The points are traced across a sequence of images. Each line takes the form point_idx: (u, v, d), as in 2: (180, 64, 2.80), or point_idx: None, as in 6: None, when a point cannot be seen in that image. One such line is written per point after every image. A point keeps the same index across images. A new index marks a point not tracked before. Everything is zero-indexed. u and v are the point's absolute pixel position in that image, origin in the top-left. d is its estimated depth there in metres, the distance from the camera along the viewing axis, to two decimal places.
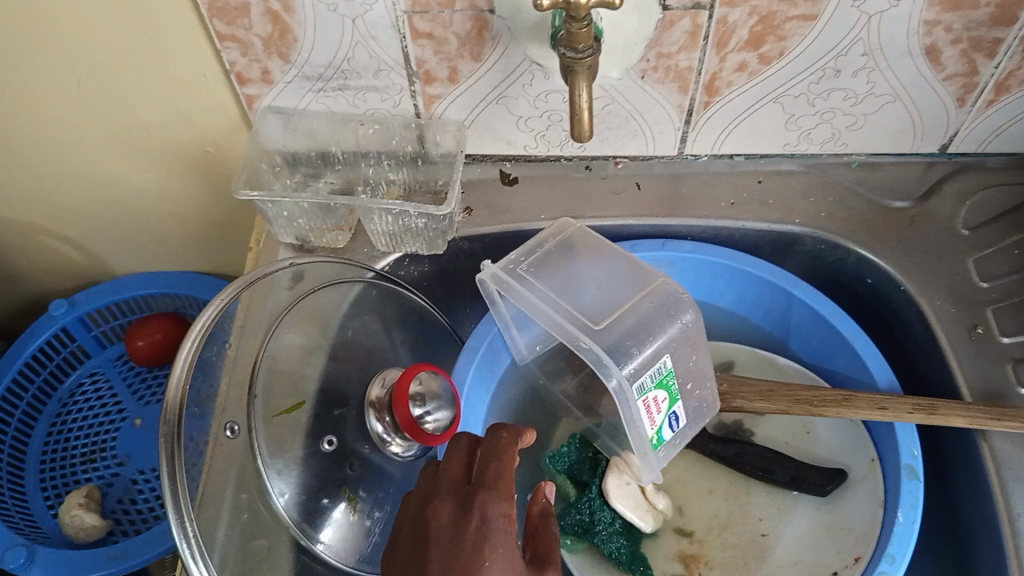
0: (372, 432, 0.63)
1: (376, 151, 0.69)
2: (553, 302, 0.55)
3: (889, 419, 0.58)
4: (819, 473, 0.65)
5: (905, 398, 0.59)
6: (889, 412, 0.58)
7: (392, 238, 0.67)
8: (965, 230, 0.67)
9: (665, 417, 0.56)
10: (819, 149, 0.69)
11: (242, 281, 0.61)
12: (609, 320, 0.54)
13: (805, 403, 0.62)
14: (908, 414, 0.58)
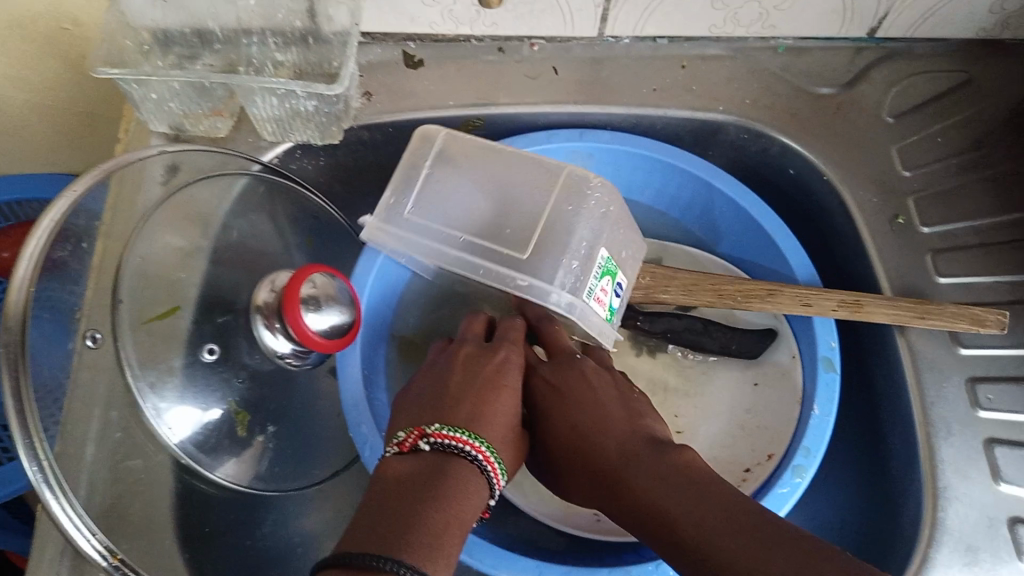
0: (261, 340, 0.57)
1: (260, 27, 0.61)
2: (464, 250, 0.52)
3: (813, 315, 0.56)
4: (749, 336, 0.62)
5: (831, 292, 0.56)
6: (814, 308, 0.56)
7: (279, 124, 0.60)
8: (890, 117, 0.64)
9: (613, 290, 0.54)
10: (746, 32, 0.64)
11: (103, 169, 0.53)
12: (530, 241, 0.52)
13: (729, 298, 0.58)
14: (832, 311, 0.56)
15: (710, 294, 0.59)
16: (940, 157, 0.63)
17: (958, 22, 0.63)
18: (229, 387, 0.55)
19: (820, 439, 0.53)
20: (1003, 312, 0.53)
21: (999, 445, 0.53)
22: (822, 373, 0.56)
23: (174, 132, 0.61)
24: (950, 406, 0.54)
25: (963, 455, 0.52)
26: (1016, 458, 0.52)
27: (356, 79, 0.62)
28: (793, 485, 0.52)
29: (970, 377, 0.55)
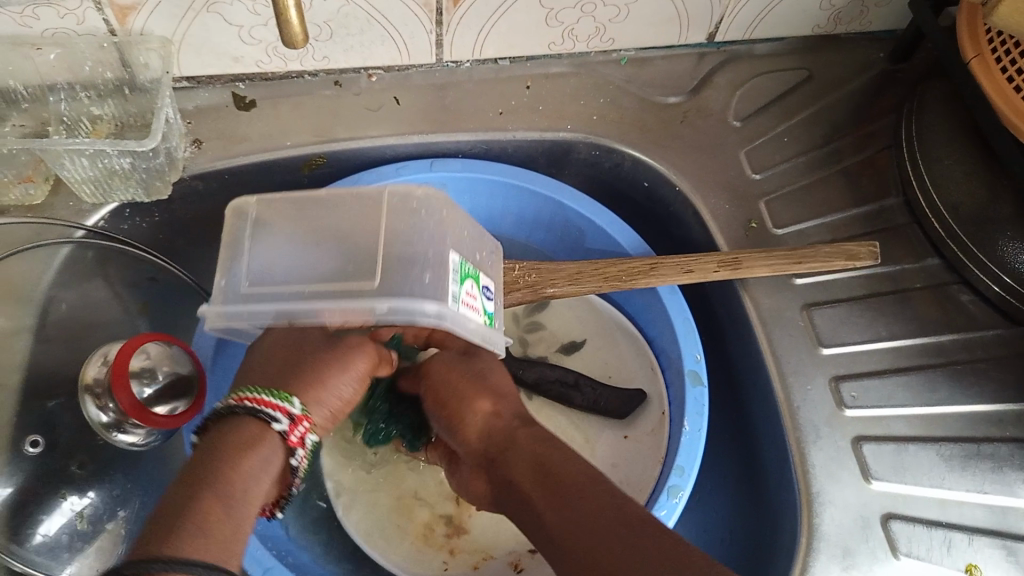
0: (94, 422, 0.53)
1: (67, 81, 0.57)
2: (309, 302, 0.44)
3: (697, 281, 0.56)
4: (616, 396, 0.61)
5: (708, 255, 0.56)
6: (696, 273, 0.56)
7: (97, 185, 0.56)
8: (736, 121, 0.66)
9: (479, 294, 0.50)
10: (586, 47, 0.64)
11: None
12: (378, 263, 0.46)
13: (614, 279, 0.57)
14: (715, 272, 0.56)
15: (598, 280, 0.57)
16: (788, 155, 0.65)
17: (791, 21, 0.65)
18: (64, 478, 0.52)
19: (692, 455, 0.54)
20: (872, 245, 0.57)
21: (867, 443, 0.54)
22: (690, 388, 0.55)
23: None
24: (815, 407, 0.55)
25: (834, 456, 0.53)
26: (883, 453, 0.54)
27: (181, 126, 0.59)
28: (670, 508, 0.52)
29: (834, 377, 0.56)
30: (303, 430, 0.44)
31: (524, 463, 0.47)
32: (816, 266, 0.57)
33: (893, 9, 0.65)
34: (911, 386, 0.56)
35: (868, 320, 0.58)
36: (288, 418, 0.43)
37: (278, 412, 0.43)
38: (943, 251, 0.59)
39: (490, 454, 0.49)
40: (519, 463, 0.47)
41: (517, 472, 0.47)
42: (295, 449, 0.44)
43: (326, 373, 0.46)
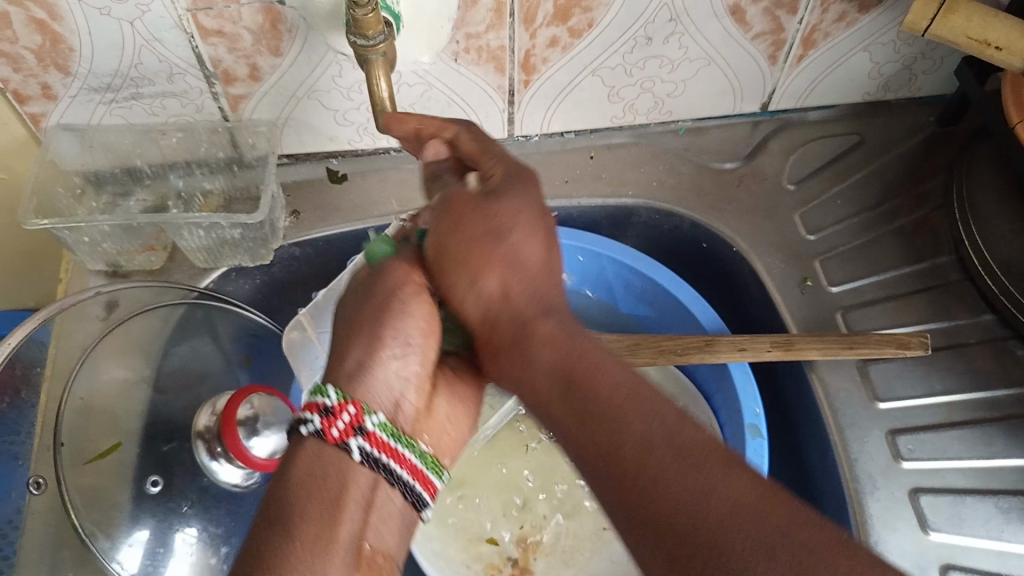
0: (202, 464, 0.59)
1: (185, 160, 0.65)
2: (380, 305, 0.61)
3: (749, 359, 0.58)
4: None
5: (761, 335, 0.58)
6: (749, 352, 0.58)
7: (209, 253, 0.63)
8: (791, 185, 0.70)
9: None
10: (646, 120, 0.69)
11: (52, 310, 0.55)
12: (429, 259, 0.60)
13: (670, 353, 0.59)
14: (767, 352, 0.58)
15: (655, 352, 0.59)
16: (842, 218, 0.68)
17: (841, 91, 0.69)
18: (177, 517, 0.56)
19: None
20: (923, 337, 0.57)
21: (923, 494, 0.56)
22: (749, 439, 0.58)
23: (111, 269, 0.64)
24: (870, 459, 0.57)
25: (890, 506, 0.55)
26: (940, 504, 0.55)
27: (281, 198, 0.66)
28: None
29: (890, 430, 0.58)
30: (348, 419, 0.43)
31: (518, 272, 0.43)
32: (867, 356, 0.57)
33: (940, 76, 0.68)
34: (967, 439, 0.57)
35: (922, 376, 0.60)
36: (321, 411, 0.43)
37: (307, 410, 0.43)
38: (997, 307, 0.61)
39: (470, 258, 0.44)
40: (514, 310, 0.42)
41: (548, 260, 0.45)
42: (343, 440, 0.42)
43: (458, 205, 0.45)
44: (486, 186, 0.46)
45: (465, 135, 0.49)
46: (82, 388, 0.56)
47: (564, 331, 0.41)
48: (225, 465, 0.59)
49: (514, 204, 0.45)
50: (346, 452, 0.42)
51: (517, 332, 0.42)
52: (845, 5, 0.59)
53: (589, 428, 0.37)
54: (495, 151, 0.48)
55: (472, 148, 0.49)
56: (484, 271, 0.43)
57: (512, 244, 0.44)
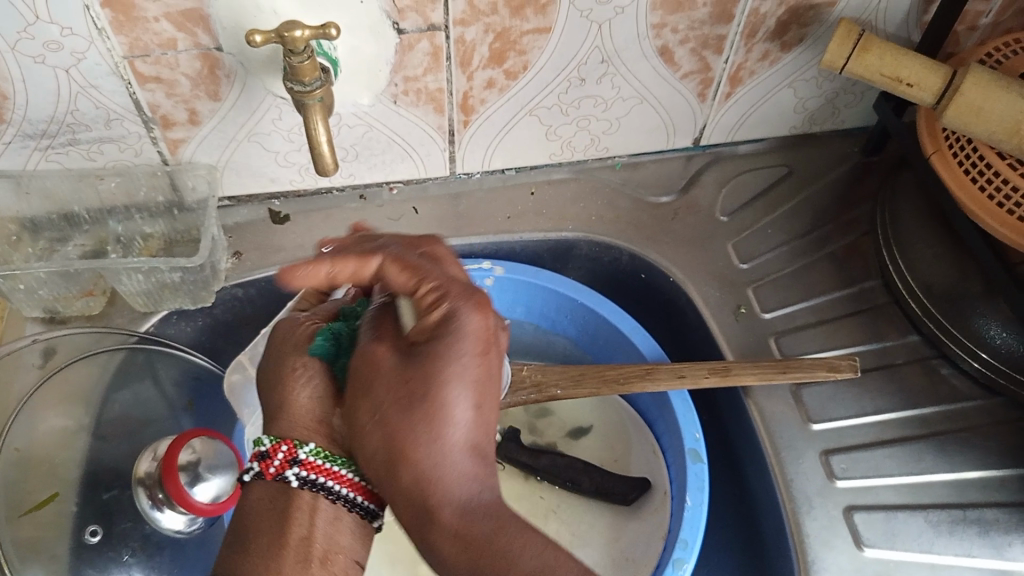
0: (143, 512, 0.59)
1: (124, 205, 0.65)
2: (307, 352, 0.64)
3: (688, 386, 0.60)
4: (622, 481, 0.65)
5: (700, 362, 0.60)
6: (688, 379, 0.60)
7: (149, 297, 0.63)
8: (724, 216, 0.72)
9: None
10: (584, 156, 0.71)
11: None
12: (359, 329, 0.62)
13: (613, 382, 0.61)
14: (705, 379, 0.59)
15: (597, 382, 0.61)
16: (773, 246, 0.70)
17: (768, 125, 0.72)
18: (118, 566, 0.56)
19: (696, 529, 0.57)
20: (851, 359, 0.60)
21: (858, 511, 0.58)
22: (691, 465, 0.60)
23: (49, 315, 0.63)
24: (807, 480, 0.59)
25: (827, 525, 0.57)
26: (875, 521, 0.57)
27: (223, 242, 0.66)
28: None
29: (824, 451, 0.60)
30: (284, 454, 0.46)
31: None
32: (797, 379, 0.60)
33: (860, 110, 0.72)
34: (896, 457, 0.60)
35: (855, 397, 0.62)
36: (260, 457, 0.46)
37: (250, 458, 0.46)
38: (921, 329, 0.63)
39: (388, 403, 0.41)
40: (426, 468, 0.40)
41: (478, 437, 0.41)
42: (280, 474, 0.45)
43: (387, 361, 0.42)
44: (418, 331, 0.42)
45: (394, 262, 0.45)
46: (20, 439, 0.55)
47: (464, 491, 0.40)
48: (167, 512, 0.59)
49: (432, 367, 0.40)
50: (286, 482, 0.45)
51: (425, 505, 0.40)
52: (767, 45, 0.63)
53: (467, 567, 0.39)
54: (435, 251, 0.46)
55: (399, 276, 0.44)
56: (404, 443, 0.40)
57: (435, 416, 0.40)
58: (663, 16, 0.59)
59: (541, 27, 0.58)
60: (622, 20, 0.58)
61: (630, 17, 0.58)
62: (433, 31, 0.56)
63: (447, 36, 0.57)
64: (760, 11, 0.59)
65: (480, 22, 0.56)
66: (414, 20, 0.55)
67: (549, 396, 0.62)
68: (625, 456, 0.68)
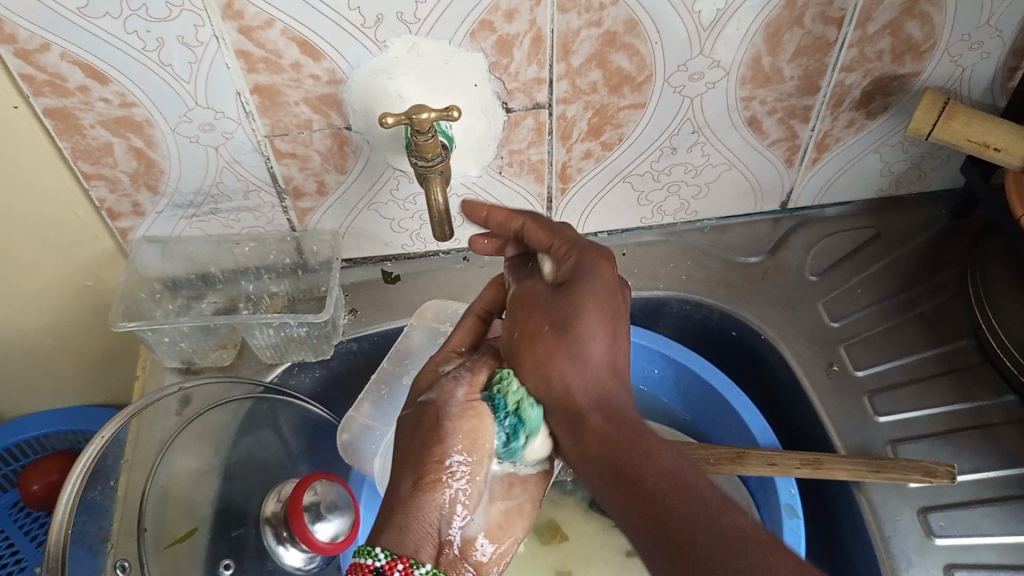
0: (270, 547, 0.63)
1: (255, 266, 0.72)
2: None
3: (779, 474, 0.61)
4: (717, 537, 0.67)
5: (792, 452, 0.61)
6: (779, 467, 0.61)
7: (277, 350, 0.69)
8: (812, 277, 0.74)
9: None
10: (673, 220, 0.75)
11: (126, 413, 0.60)
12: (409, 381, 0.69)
13: (703, 462, 0.62)
14: (796, 469, 0.60)
15: (687, 459, 0.63)
16: (862, 306, 0.72)
17: (855, 188, 0.74)
18: None
19: None
20: (950, 466, 0.59)
21: (958, 570, 0.58)
22: (787, 520, 0.61)
23: (185, 365, 0.70)
24: (905, 537, 0.59)
25: None
26: None
27: (343, 300, 0.72)
28: None
29: (921, 508, 0.60)
30: (400, 571, 0.43)
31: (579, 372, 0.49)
32: (893, 480, 0.59)
33: (947, 173, 0.74)
34: (997, 516, 0.60)
35: (950, 454, 0.63)
36: (375, 570, 0.43)
37: (357, 569, 0.43)
38: (1017, 389, 0.64)
39: (569, 372, 0.49)
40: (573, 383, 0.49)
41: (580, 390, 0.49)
42: None
43: (592, 341, 0.49)
44: (560, 276, 0.53)
45: (536, 228, 0.56)
46: (163, 477, 0.61)
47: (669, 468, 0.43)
48: (291, 549, 0.63)
49: (584, 300, 0.50)
50: None
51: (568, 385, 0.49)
52: (852, 114, 0.66)
53: (623, 485, 0.44)
54: (560, 232, 0.55)
55: (541, 238, 0.55)
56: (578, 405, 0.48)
57: (579, 342, 0.49)
58: (752, 90, 0.63)
59: (637, 103, 0.62)
60: (712, 95, 0.62)
61: (721, 92, 0.62)
62: (538, 109, 0.62)
63: (550, 114, 0.62)
64: (845, 83, 0.63)
65: (581, 101, 0.61)
66: (522, 99, 0.61)
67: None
68: (719, 511, 0.70)
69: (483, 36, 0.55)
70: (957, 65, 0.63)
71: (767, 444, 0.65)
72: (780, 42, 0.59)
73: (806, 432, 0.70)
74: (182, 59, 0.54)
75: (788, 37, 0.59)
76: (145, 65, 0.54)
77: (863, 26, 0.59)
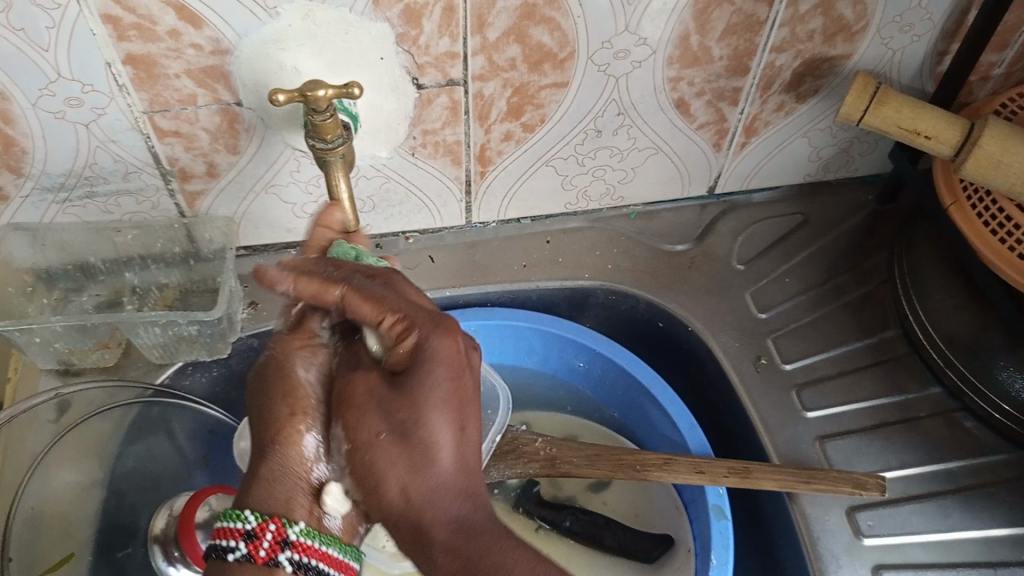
0: (155, 566, 0.59)
1: (140, 256, 0.65)
2: None
3: (707, 483, 0.58)
4: (646, 539, 0.64)
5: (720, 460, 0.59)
6: (707, 476, 0.58)
7: (165, 350, 0.63)
8: (741, 265, 0.72)
9: None
10: (598, 205, 0.71)
11: None
12: None
13: (629, 467, 0.60)
14: (724, 478, 0.58)
15: (612, 465, 0.61)
16: (790, 296, 0.70)
17: (784, 174, 0.72)
18: None
19: None
20: (880, 478, 0.57)
21: (886, 570, 0.57)
22: (714, 521, 0.59)
23: (63, 368, 0.62)
24: (833, 537, 0.58)
25: None
26: None
27: (240, 293, 0.66)
28: None
29: (849, 507, 0.59)
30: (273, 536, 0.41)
31: (428, 480, 0.40)
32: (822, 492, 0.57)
33: (874, 157, 0.72)
34: (924, 511, 0.59)
35: (878, 450, 0.62)
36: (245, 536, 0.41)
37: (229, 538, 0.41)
38: (942, 381, 0.63)
39: (381, 435, 0.40)
40: (413, 491, 0.40)
41: (466, 455, 0.41)
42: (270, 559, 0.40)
43: (373, 392, 0.42)
44: (388, 351, 0.43)
45: (352, 292, 0.43)
46: (33, 496, 0.55)
47: (450, 507, 0.40)
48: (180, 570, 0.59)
49: (422, 398, 0.40)
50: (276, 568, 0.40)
51: (382, 459, 0.40)
52: (782, 96, 0.63)
53: None
54: (400, 286, 0.45)
55: (364, 309, 0.42)
56: (389, 471, 0.40)
57: (421, 442, 0.40)
58: (680, 69, 0.59)
59: (559, 81, 0.58)
60: (639, 74, 0.59)
61: (647, 71, 0.58)
62: (452, 86, 0.56)
63: (465, 91, 0.57)
64: (776, 64, 0.60)
65: (498, 78, 0.57)
66: (434, 75, 0.55)
67: (562, 471, 0.63)
68: (646, 511, 0.68)
69: (388, 4, 0.50)
70: (888, 48, 0.61)
71: (697, 443, 0.62)
72: (709, 19, 0.55)
73: (734, 426, 0.68)
74: (38, 23, 0.47)
75: (717, 14, 0.55)
76: None
77: (794, 4, 0.55)
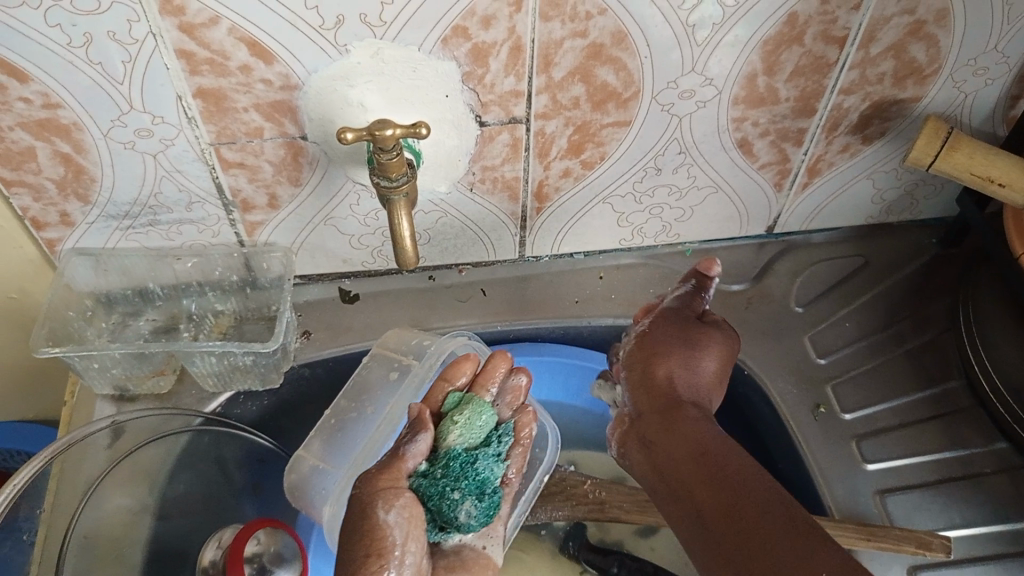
0: None
1: (198, 283, 0.66)
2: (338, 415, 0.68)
3: None
4: None
5: None
6: None
7: (220, 377, 0.63)
8: (799, 307, 0.70)
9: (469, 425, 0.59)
10: (654, 242, 0.71)
11: (40, 458, 0.52)
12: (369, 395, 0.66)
13: None
14: None
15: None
16: (850, 341, 0.68)
17: (845, 215, 0.70)
18: None
19: None
20: (945, 539, 0.56)
21: None
22: None
23: (119, 393, 0.63)
24: None
25: None
26: None
27: (294, 321, 0.66)
28: None
29: (912, 566, 0.57)
30: None
31: (693, 380, 0.57)
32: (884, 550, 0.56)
33: (939, 201, 0.70)
34: (990, 574, 0.57)
35: (942, 506, 0.60)
36: None
37: None
38: (1011, 435, 0.60)
39: (639, 359, 0.60)
40: (676, 379, 0.57)
41: (701, 395, 0.57)
42: None
43: (657, 326, 0.60)
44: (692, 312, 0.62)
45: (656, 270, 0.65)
46: (85, 524, 0.56)
47: (707, 435, 0.51)
48: None
49: (670, 334, 0.59)
50: None
51: (665, 408, 0.56)
52: (848, 138, 0.62)
53: (720, 493, 0.47)
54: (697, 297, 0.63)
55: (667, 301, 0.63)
56: (669, 357, 0.58)
57: (697, 355, 0.58)
58: (744, 110, 0.58)
59: (621, 120, 0.57)
60: (703, 114, 0.58)
61: (711, 111, 0.58)
62: (514, 124, 0.56)
63: (527, 129, 0.57)
64: (843, 106, 0.59)
65: (561, 116, 0.56)
66: (497, 113, 0.55)
67: (612, 514, 0.65)
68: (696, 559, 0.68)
69: (456, 43, 0.50)
70: (959, 91, 0.59)
71: None
72: (777, 60, 0.55)
73: (790, 473, 0.66)
74: (114, 57, 0.48)
75: (786, 56, 0.54)
76: (72, 64, 0.48)
77: (865, 47, 0.54)
